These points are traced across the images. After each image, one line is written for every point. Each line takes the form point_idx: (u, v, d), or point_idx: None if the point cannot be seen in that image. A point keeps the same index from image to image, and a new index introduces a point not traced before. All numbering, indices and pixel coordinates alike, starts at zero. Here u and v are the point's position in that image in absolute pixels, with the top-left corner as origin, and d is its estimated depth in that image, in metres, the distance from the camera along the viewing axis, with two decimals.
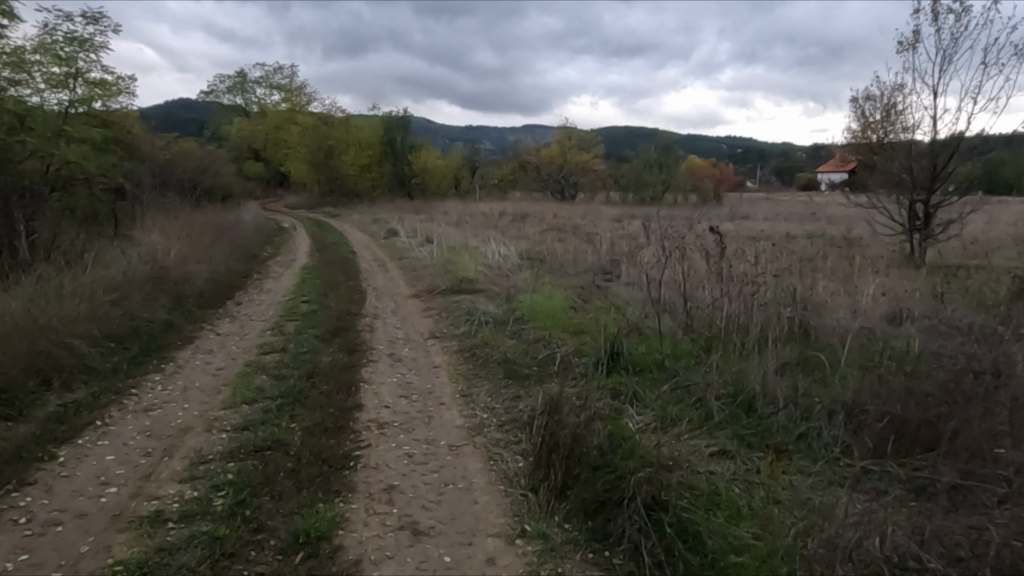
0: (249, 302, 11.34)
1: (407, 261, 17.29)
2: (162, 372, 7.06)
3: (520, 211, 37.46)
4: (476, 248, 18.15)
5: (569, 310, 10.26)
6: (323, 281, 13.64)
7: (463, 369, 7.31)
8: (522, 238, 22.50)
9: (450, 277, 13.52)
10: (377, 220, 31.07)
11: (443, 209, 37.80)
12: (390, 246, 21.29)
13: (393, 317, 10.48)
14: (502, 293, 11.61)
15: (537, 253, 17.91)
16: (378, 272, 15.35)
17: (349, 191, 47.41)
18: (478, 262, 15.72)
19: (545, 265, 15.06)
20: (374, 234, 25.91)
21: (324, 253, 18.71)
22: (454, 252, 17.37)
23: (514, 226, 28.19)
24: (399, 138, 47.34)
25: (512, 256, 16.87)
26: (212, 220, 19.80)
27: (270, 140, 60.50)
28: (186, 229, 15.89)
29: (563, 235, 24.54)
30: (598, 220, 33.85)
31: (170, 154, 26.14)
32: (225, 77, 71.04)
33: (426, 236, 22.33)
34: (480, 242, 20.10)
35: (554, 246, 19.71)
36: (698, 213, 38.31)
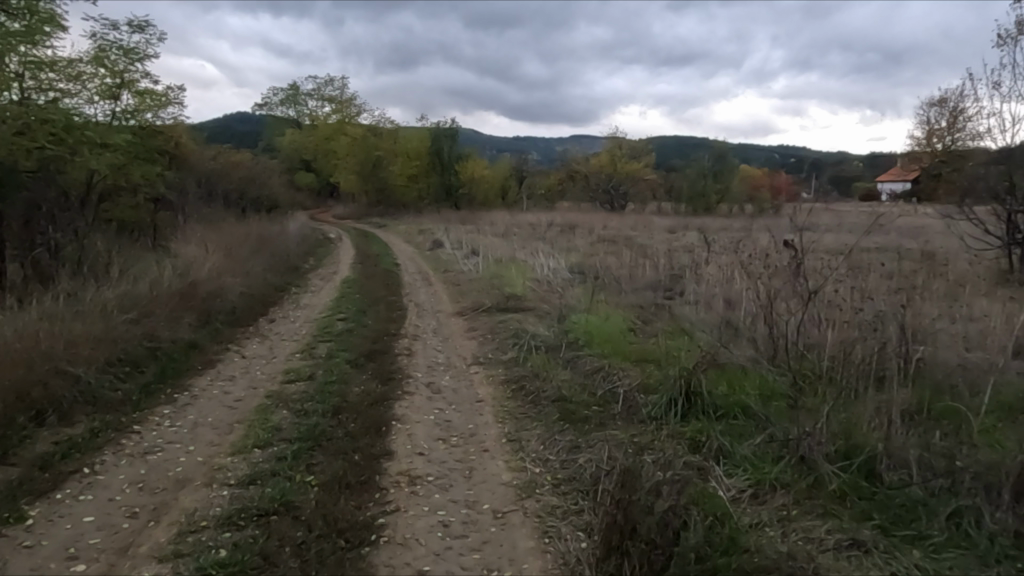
0: (282, 319, 10.63)
1: (451, 275, 16.46)
2: (174, 404, 6.31)
3: (569, 222, 36.37)
4: (523, 261, 17.21)
5: (627, 334, 9.19)
6: (363, 296, 12.91)
7: (511, 406, 6.34)
8: (572, 250, 21.46)
9: (495, 293, 12.61)
10: (422, 231, 30.49)
11: (489, 220, 37.03)
12: (435, 258, 20.57)
13: (434, 339, 9.59)
14: (552, 312, 10.62)
15: (589, 267, 16.86)
16: (421, 287, 14.56)
17: (397, 201, 47.23)
18: (525, 275, 14.78)
19: (598, 280, 14.01)
20: (419, 245, 25.25)
21: (366, 265, 18.09)
22: (500, 266, 16.47)
23: (563, 237, 27.21)
24: (448, 146, 46.25)
25: (562, 270, 15.87)
26: (255, 231, 19.44)
27: (320, 151, 61.07)
28: (226, 241, 15.44)
29: (614, 247, 23.40)
30: (650, 231, 32.59)
31: (218, 165, 26.12)
32: (278, 90, 72.34)
33: (472, 247, 21.52)
34: (528, 255, 19.16)
35: (606, 259, 18.61)
36: (756, 224, 36.53)
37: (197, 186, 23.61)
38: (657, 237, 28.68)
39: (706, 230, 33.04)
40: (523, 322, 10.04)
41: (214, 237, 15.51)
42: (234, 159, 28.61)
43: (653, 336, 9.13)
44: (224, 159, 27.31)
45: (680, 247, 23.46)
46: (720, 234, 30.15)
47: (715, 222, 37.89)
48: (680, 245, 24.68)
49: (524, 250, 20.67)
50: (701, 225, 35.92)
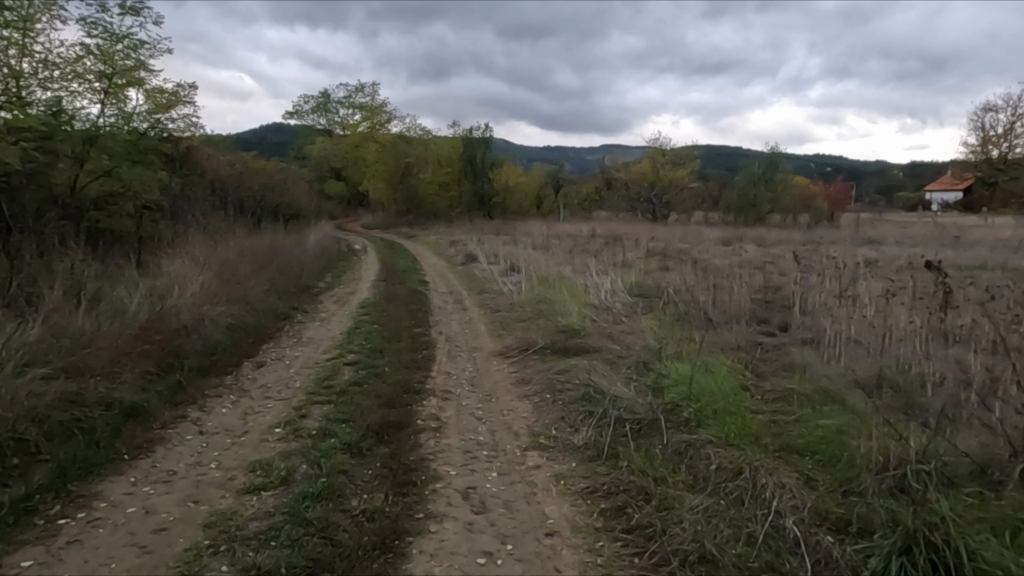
0: (274, 362, 8.23)
1: (487, 298, 13.92)
2: (53, 540, 3.84)
3: (611, 233, 33.52)
4: (571, 281, 14.59)
5: (743, 398, 6.53)
6: (382, 327, 10.44)
7: (611, 559, 3.77)
8: (624, 267, 18.72)
9: (545, 326, 10.03)
10: (453, 243, 28.05)
11: (526, 231, 34.40)
12: (469, 274, 18.10)
13: (471, 397, 7.04)
14: (626, 360, 8.01)
15: (650, 290, 14.15)
16: (453, 314, 12.06)
17: (427, 211, 45.04)
18: (579, 301, 12.15)
19: (671, 309, 11.34)
20: (449, 259, 22.72)
21: (391, 284, 15.68)
22: (546, 287, 13.86)
23: (610, 250, 24.52)
24: (479, 153, 43.16)
25: (621, 294, 13.20)
26: (266, 244, 17.21)
27: (349, 159, 59.27)
28: (227, 256, 13.16)
29: (671, 263, 20.59)
30: (702, 244, 29.68)
31: (234, 170, 24.04)
32: (309, 97, 70.86)
33: (510, 262, 18.95)
34: (577, 272, 16.45)
35: (669, 279, 15.86)
36: (817, 237, 33.27)
37: (208, 193, 21.55)
38: (714, 252, 25.72)
39: (766, 244, 29.91)
40: (591, 372, 7.45)
41: (213, 251, 13.27)
42: (253, 164, 26.52)
43: (779, 404, 6.46)
44: (241, 163, 25.24)
45: (747, 264, 20.59)
46: (783, 249, 27.00)
47: (771, 234, 34.68)
48: (745, 261, 21.73)
49: (570, 266, 18.01)
50: (758, 238, 32.78)
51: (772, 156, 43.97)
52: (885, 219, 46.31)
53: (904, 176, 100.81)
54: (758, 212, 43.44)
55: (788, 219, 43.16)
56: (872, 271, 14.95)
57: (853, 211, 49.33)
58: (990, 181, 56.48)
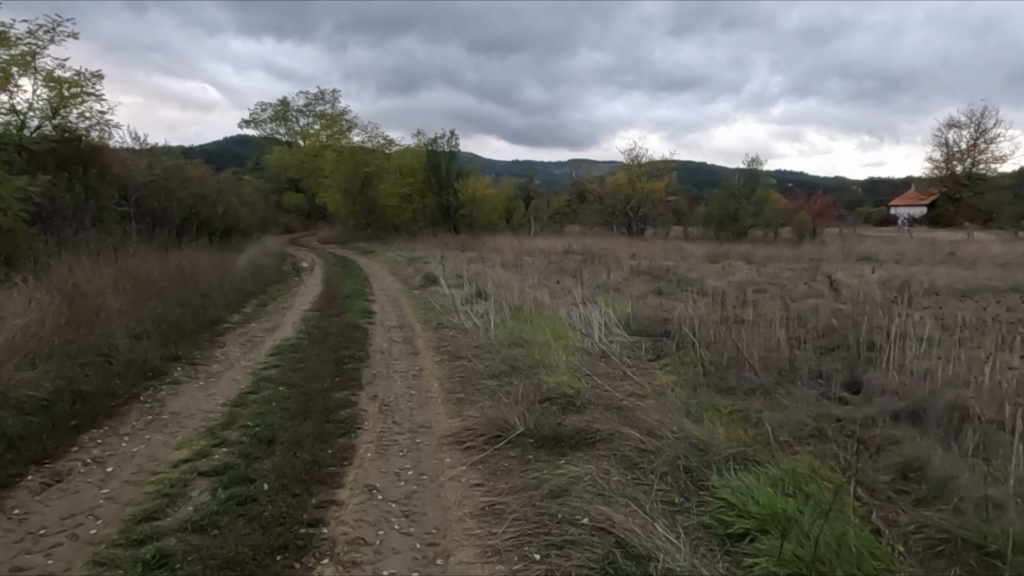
0: (85, 470, 5.05)
1: (445, 337, 10.81)
2: None
3: (589, 250, 30.76)
4: (553, 314, 11.56)
5: (892, 563, 3.60)
6: (291, 390, 7.29)
7: None
8: (613, 293, 15.75)
9: (524, 392, 6.99)
10: (413, 261, 24.83)
11: (494, 246, 31.37)
12: (426, 302, 14.98)
13: (401, 557, 3.95)
14: (655, 465, 5.00)
15: (654, 327, 11.20)
16: (397, 365, 8.96)
17: (388, 224, 41.81)
18: (566, 346, 9.12)
19: (690, 359, 8.41)
20: (406, 281, 19.48)
21: (326, 316, 12.50)
22: (520, 324, 10.82)
23: (591, 269, 21.56)
24: (445, 160, 39.77)
25: (619, 338, 10.20)
26: (172, 265, 13.89)
27: (307, 169, 55.67)
28: (94, 284, 9.84)
29: (664, 287, 17.70)
30: (689, 262, 26.99)
31: (153, 176, 20.58)
32: (267, 104, 67.03)
33: (476, 286, 15.88)
34: (558, 302, 13.38)
35: (673, 312, 12.93)
36: (808, 254, 30.87)
37: (117, 203, 18.10)
38: (706, 272, 22.94)
39: (757, 262, 27.29)
40: (607, 501, 4.44)
41: (79, 278, 9.98)
42: (182, 170, 23.01)
43: None
44: (165, 169, 21.76)
45: (752, 287, 17.78)
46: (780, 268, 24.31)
47: (759, 250, 32.26)
48: (746, 285, 18.92)
49: (548, 292, 14.99)
50: (746, 255, 30.29)
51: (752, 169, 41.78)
52: (867, 235, 44.40)
53: (870, 192, 100.83)
54: (741, 226, 41.29)
55: (770, 234, 40.93)
56: (918, 302, 12.23)
57: (834, 226, 47.38)
58: (956, 196, 55.54)
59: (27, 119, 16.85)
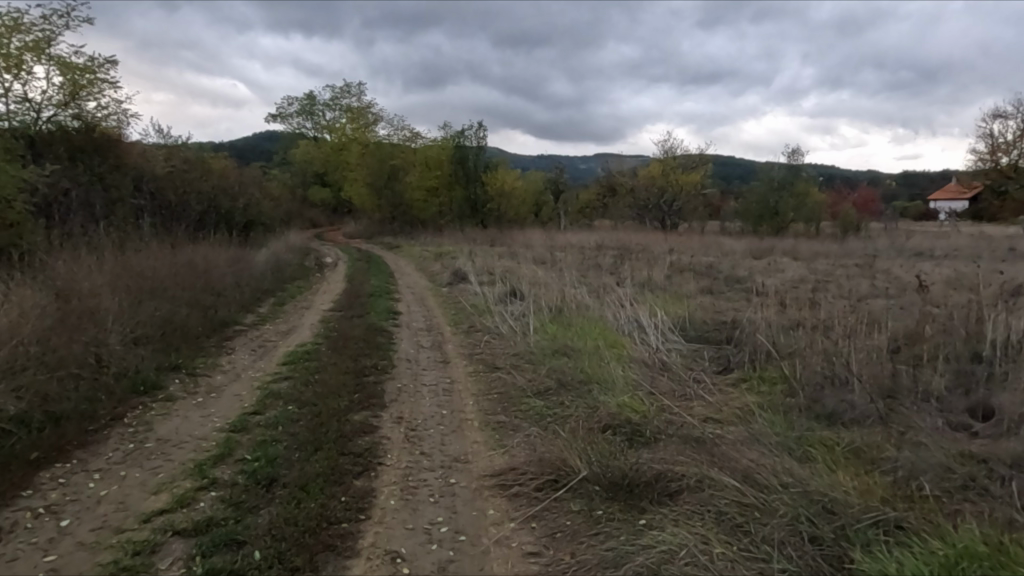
0: (33, 525, 3.97)
1: (478, 342, 9.66)
2: None
3: (623, 245, 29.37)
4: (598, 318, 10.32)
5: None
6: (302, 411, 6.18)
7: None
8: (657, 292, 14.47)
9: (579, 418, 5.79)
10: (440, 256, 23.77)
11: (524, 241, 30.16)
12: (455, 301, 13.85)
13: None
14: (770, 532, 3.76)
15: (714, 333, 9.91)
16: (425, 377, 7.82)
17: (414, 218, 40.85)
18: (619, 356, 7.89)
19: (769, 376, 7.12)
20: (433, 278, 18.39)
21: (348, 316, 11.44)
22: (563, 329, 9.62)
23: (629, 266, 20.25)
24: (472, 151, 38.76)
25: (677, 346, 8.94)
26: (184, 261, 12.93)
27: (333, 163, 55.04)
28: (90, 283, 8.86)
29: (711, 285, 16.36)
30: (731, 257, 25.49)
31: (171, 168, 19.77)
32: (293, 99, 66.54)
33: (509, 284, 14.71)
34: (601, 303, 12.14)
35: (730, 315, 11.62)
36: (856, 249, 29.12)
37: (133, 196, 17.27)
38: (751, 269, 21.49)
39: (803, 259, 25.73)
40: None
41: (75, 277, 9.00)
42: (203, 162, 22.19)
43: None
44: (184, 160, 20.91)
45: (807, 286, 16.36)
46: (829, 265, 22.75)
47: (803, 245, 30.55)
48: (800, 283, 17.49)
49: (588, 292, 13.75)
50: (790, 250, 28.66)
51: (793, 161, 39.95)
52: (915, 229, 42.22)
53: (908, 185, 97.56)
54: (781, 221, 39.56)
55: (812, 229, 39.12)
56: (1014, 304, 10.74)
57: (878, 221, 45.29)
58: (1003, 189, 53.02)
59: (39, 107, 16.10)
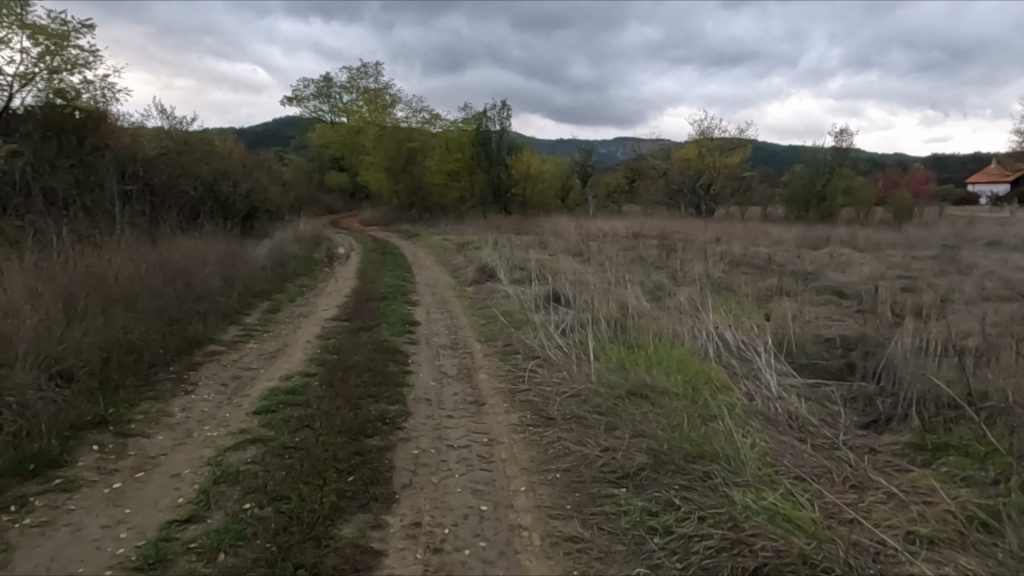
0: None
1: (520, 370, 7.34)
2: None
3: (662, 234, 26.95)
4: (675, 340, 7.89)
5: None
6: (266, 515, 3.95)
7: None
8: (727, 296, 11.98)
9: (713, 551, 3.50)
10: (463, 247, 21.45)
11: (553, 230, 27.69)
12: (485, 306, 11.60)
13: None
14: None
15: (831, 360, 7.47)
16: (453, 433, 5.56)
17: (433, 204, 38.59)
18: (729, 405, 5.55)
19: (966, 450, 4.77)
20: (455, 275, 16.05)
21: (354, 329, 9.21)
22: (633, 355, 7.25)
23: (678, 259, 17.84)
24: (496, 132, 36.12)
25: (796, 387, 6.49)
26: (160, 258, 10.68)
27: (349, 147, 52.91)
28: (9, 295, 6.68)
29: (782, 285, 13.94)
30: (784, 248, 22.96)
31: (165, 149, 17.68)
32: (307, 80, 64.05)
33: (546, 283, 12.41)
34: (668, 315, 9.70)
35: (835, 331, 9.12)
36: (921, 238, 26.38)
37: (117, 180, 15.12)
38: (815, 263, 18.86)
39: (865, 249, 23.10)
40: None
41: None
42: (202, 144, 20.08)
43: None
44: (179, 141, 18.64)
45: (897, 286, 13.83)
46: (901, 257, 20.07)
47: (861, 234, 27.81)
48: (885, 281, 14.90)
49: (644, 296, 11.40)
50: (847, 240, 25.92)
51: (842, 142, 37.00)
52: (972, 214, 39.11)
53: (947, 167, 93.34)
54: (828, 206, 36.65)
55: (862, 216, 36.18)
56: None
57: (930, 206, 42.18)
58: None
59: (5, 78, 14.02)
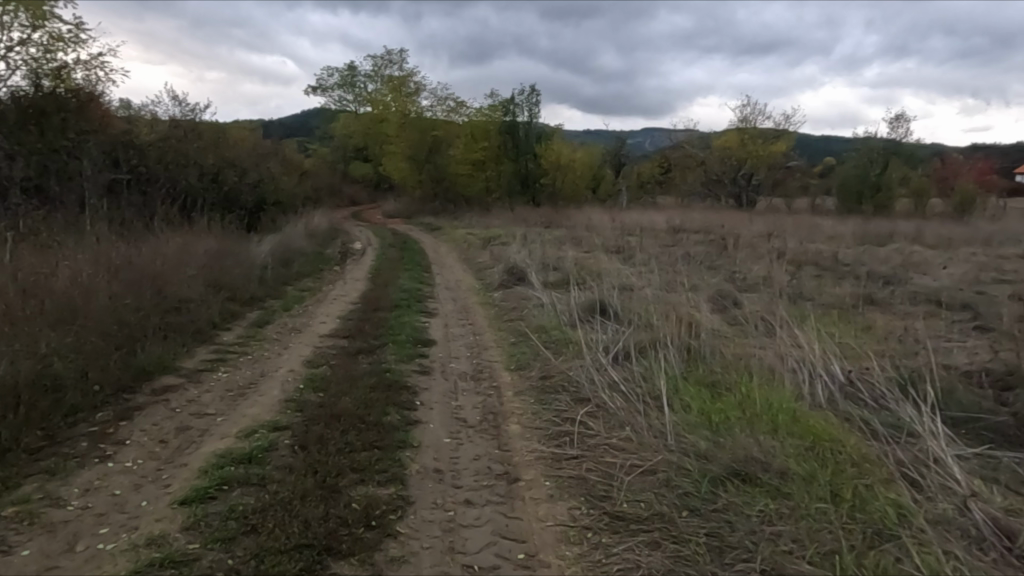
0: None
1: (566, 422, 5.42)
2: None
3: (705, 228, 24.83)
4: (772, 380, 5.88)
5: None
6: None
7: None
8: (808, 308, 9.89)
9: None
10: (489, 243, 19.60)
11: (586, 223, 25.67)
12: (515, 317, 9.71)
13: None
14: None
15: (994, 410, 5.41)
16: (475, 542, 3.67)
17: (458, 195, 36.76)
18: (902, 510, 3.56)
19: None
20: (480, 276, 14.14)
21: (353, 353, 7.36)
22: (721, 406, 5.29)
23: (732, 259, 15.74)
24: (523, 122, 34.09)
25: (970, 461, 4.46)
26: (129, 258, 8.94)
27: (372, 137, 51.30)
28: None
29: (864, 292, 11.81)
30: (845, 245, 20.68)
31: (163, 136, 16.05)
32: (331, 69, 62.55)
33: (587, 289, 10.47)
34: (747, 338, 7.67)
35: (969, 359, 7.05)
36: (996, 234, 23.80)
37: (104, 168, 13.49)
38: (889, 263, 16.57)
39: (939, 246, 20.69)
40: None
41: None
42: (207, 130, 18.45)
43: None
44: (180, 125, 16.96)
45: (1006, 293, 11.59)
46: (986, 256, 17.71)
47: (927, 228, 25.32)
48: (986, 287, 12.65)
49: (708, 307, 9.40)
50: (913, 236, 23.46)
51: (898, 129, 34.30)
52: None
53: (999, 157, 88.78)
54: (883, 198, 33.99)
55: (921, 207, 33.46)
56: None
57: (993, 198, 39.11)
58: None
59: None
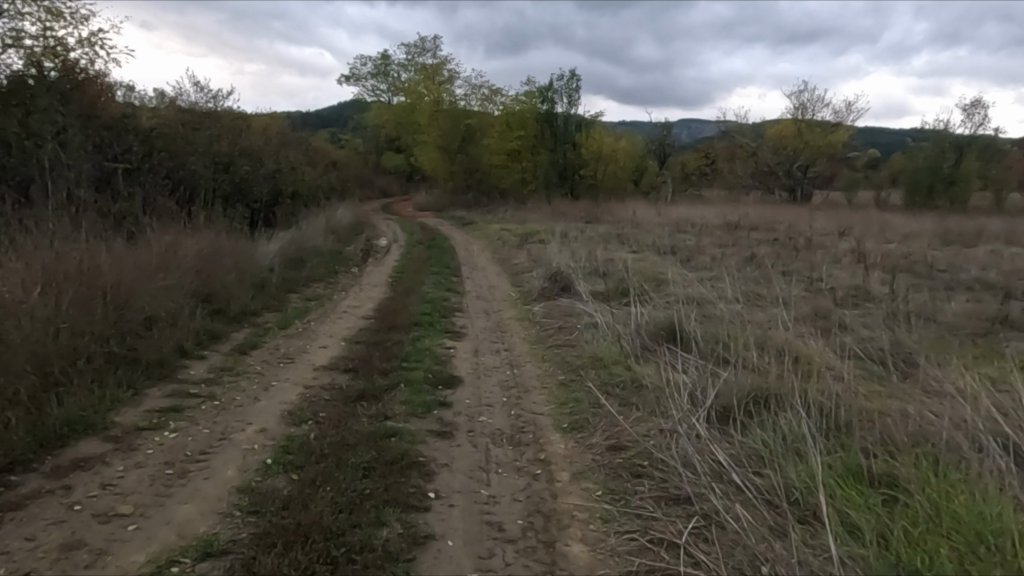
0: None
1: (657, 551, 3.46)
2: None
3: (763, 225, 22.51)
4: (972, 474, 3.82)
5: None
6: None
7: None
8: (935, 334, 7.77)
9: None
10: (526, 240, 17.67)
11: (631, 219, 23.58)
12: (561, 340, 7.78)
13: None
14: None
15: None
16: None
17: (492, 187, 34.89)
18: None
19: None
20: (516, 282, 12.26)
21: (351, 398, 5.52)
22: (911, 536, 3.28)
23: (807, 263, 13.56)
24: (562, 111, 31.97)
25: None
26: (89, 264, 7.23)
27: (405, 127, 49.68)
28: None
29: (990, 309, 9.58)
30: (927, 246, 18.26)
31: (170, 121, 14.49)
32: (364, 57, 61.09)
33: (650, 305, 8.45)
34: (885, 386, 5.62)
35: None
36: None
37: (97, 156, 11.95)
38: (992, 269, 14.19)
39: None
40: None
41: None
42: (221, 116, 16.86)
43: None
44: (190, 111, 15.40)
45: None
46: None
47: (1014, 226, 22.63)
48: None
49: (809, 332, 7.33)
50: (1003, 236, 20.82)
51: (974, 116, 31.29)
52: None
53: None
54: (953, 192, 31.11)
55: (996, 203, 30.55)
56: None
57: None
58: None
59: None
